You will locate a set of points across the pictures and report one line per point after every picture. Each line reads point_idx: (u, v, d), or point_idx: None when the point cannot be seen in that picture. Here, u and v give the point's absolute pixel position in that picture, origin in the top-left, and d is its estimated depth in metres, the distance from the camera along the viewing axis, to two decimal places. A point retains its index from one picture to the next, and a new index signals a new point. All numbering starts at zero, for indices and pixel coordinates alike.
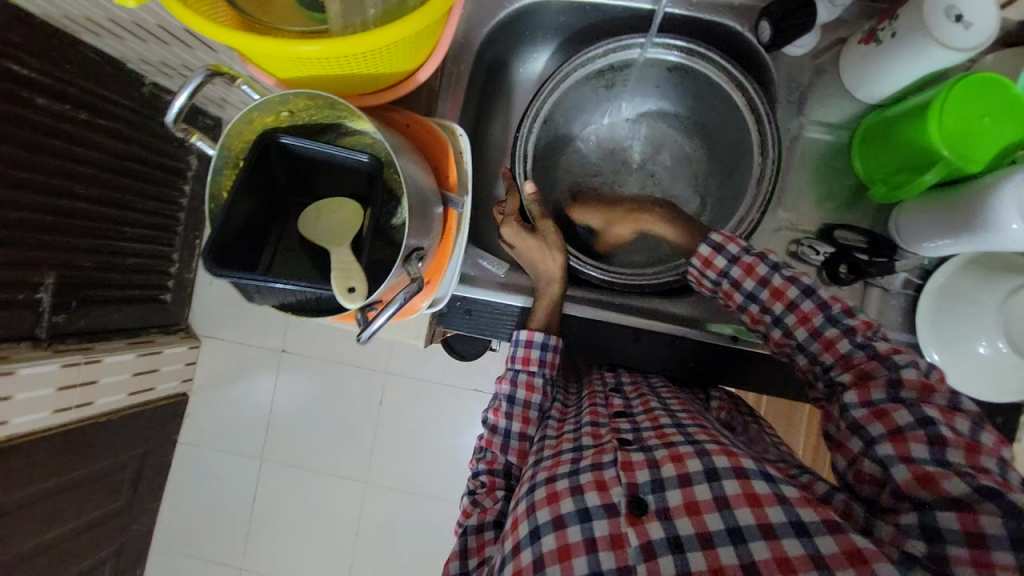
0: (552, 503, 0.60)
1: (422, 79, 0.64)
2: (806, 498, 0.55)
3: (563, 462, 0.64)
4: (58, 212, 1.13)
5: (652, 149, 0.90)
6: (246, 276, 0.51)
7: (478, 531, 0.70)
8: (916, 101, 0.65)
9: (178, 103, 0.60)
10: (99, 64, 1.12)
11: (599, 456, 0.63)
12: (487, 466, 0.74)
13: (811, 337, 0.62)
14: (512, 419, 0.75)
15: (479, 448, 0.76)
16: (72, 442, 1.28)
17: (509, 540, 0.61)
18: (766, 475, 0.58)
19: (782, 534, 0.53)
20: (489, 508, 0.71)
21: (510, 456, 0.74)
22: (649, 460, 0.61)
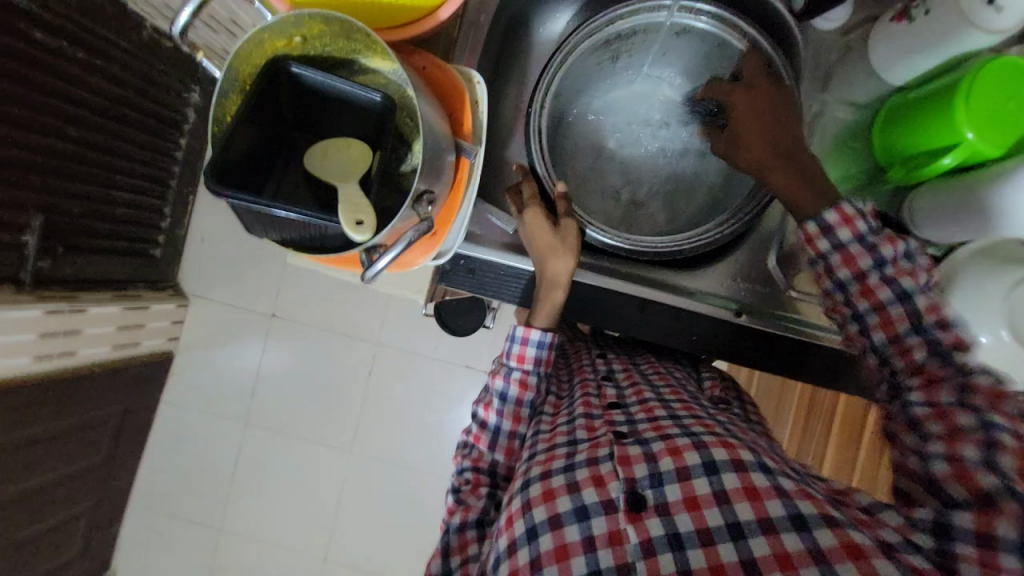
0: (548, 501, 0.60)
1: (444, 19, 0.62)
2: (804, 491, 0.55)
3: (557, 457, 0.64)
4: (46, 153, 1.08)
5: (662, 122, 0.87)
6: (244, 198, 0.49)
7: (461, 529, 0.72)
8: (943, 82, 0.64)
9: (184, 16, 0.56)
10: (99, 1, 1.07)
11: (594, 451, 0.63)
12: (472, 463, 0.75)
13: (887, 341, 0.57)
14: (503, 417, 0.74)
15: (466, 445, 0.77)
16: (53, 392, 1.25)
17: (503, 537, 0.61)
18: (765, 468, 0.57)
19: (781, 528, 0.53)
20: (472, 506, 0.72)
21: (496, 454, 0.75)
22: (647, 454, 0.60)
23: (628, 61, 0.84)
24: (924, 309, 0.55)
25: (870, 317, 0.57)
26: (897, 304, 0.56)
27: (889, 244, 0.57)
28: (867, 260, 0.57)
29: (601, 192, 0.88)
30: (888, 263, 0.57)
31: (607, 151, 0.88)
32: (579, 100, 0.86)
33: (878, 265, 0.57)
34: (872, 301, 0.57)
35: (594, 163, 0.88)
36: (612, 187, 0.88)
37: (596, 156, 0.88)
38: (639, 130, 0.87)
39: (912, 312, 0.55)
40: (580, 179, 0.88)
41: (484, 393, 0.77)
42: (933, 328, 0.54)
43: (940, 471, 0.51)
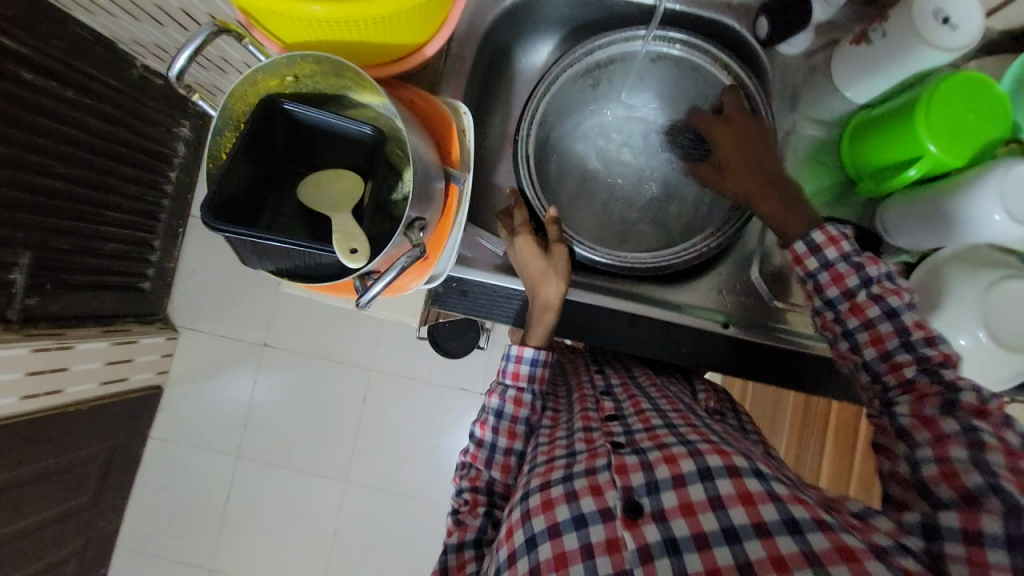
0: (547, 511, 0.60)
1: (429, 54, 0.65)
2: (797, 496, 0.56)
3: (556, 468, 0.64)
4: (35, 190, 1.09)
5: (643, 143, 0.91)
6: (237, 230, 0.50)
7: (458, 549, 0.72)
8: (903, 99, 0.68)
9: (180, 60, 0.58)
10: (89, 42, 1.10)
11: (592, 460, 0.63)
12: (470, 483, 0.74)
13: (878, 359, 0.60)
14: (499, 434, 0.75)
15: (464, 465, 0.77)
16: (38, 431, 1.22)
17: (504, 548, 0.62)
18: (758, 472, 0.58)
19: (775, 531, 0.53)
20: (469, 526, 0.73)
21: (494, 472, 0.74)
22: (643, 462, 0.61)
23: (609, 87, 0.88)
24: (848, 312, 0.61)
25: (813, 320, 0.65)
26: (827, 309, 0.63)
27: (811, 258, 0.63)
28: (799, 275, 0.65)
29: (591, 211, 0.91)
30: (818, 274, 0.63)
31: (592, 173, 0.92)
32: (564, 126, 0.90)
33: (810, 276, 0.64)
34: (862, 319, 0.61)
35: (581, 185, 0.91)
36: (600, 207, 0.91)
37: (582, 179, 0.92)
38: (622, 151, 0.91)
39: (838, 316, 0.62)
40: (570, 199, 0.91)
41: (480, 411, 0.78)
42: (858, 329, 0.61)
43: (927, 473, 0.53)
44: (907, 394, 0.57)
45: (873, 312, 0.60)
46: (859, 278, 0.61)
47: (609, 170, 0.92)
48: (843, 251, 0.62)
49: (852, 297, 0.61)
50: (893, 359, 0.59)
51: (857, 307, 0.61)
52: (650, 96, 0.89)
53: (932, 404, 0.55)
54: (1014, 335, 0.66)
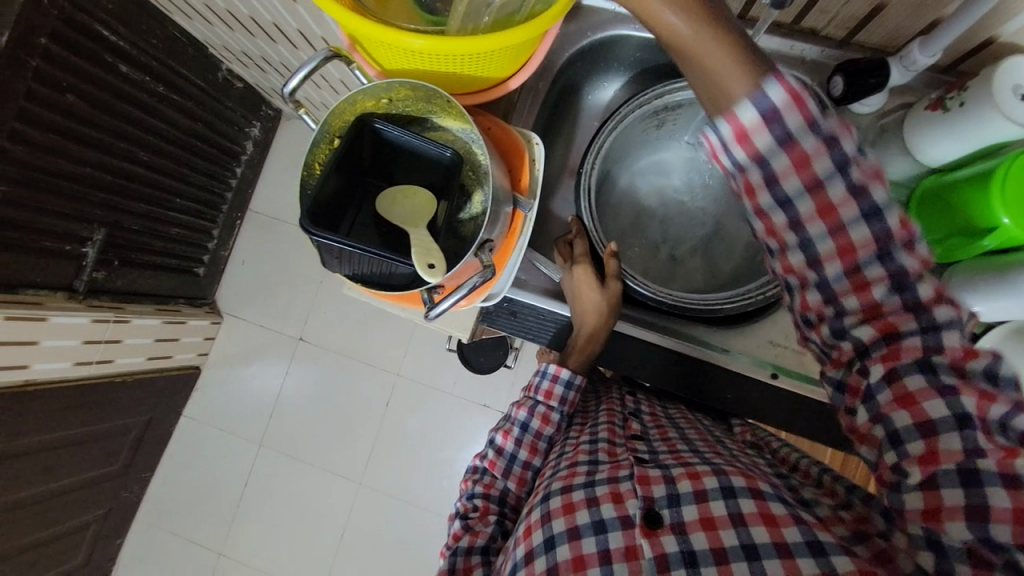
0: (568, 514, 0.60)
1: (511, 87, 0.69)
2: (820, 524, 0.55)
3: (578, 474, 0.65)
4: (119, 174, 1.19)
5: (702, 183, 0.93)
6: (330, 238, 0.54)
7: (467, 553, 0.70)
8: (979, 169, 0.67)
9: (294, 80, 0.65)
10: (183, 44, 1.20)
11: (615, 471, 0.64)
12: (483, 490, 0.74)
13: (845, 275, 0.48)
14: (520, 446, 0.76)
15: (479, 470, 0.77)
16: (84, 396, 1.30)
17: (522, 546, 0.61)
18: (782, 499, 0.57)
19: (797, 553, 0.52)
20: (480, 532, 0.71)
21: (509, 482, 0.75)
22: (666, 476, 0.61)
23: (673, 127, 0.89)
24: (813, 214, 0.47)
25: (756, 224, 0.51)
26: (779, 211, 0.48)
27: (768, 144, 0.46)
28: (745, 161, 0.47)
29: (645, 245, 0.93)
30: (772, 160, 0.46)
31: (648, 208, 0.94)
32: (625, 161, 0.93)
33: (760, 164, 0.47)
34: (832, 223, 0.47)
35: (637, 220, 0.93)
36: (653, 241, 0.93)
37: (638, 214, 0.94)
38: (678, 189, 0.94)
39: (798, 220, 0.48)
40: (624, 232, 0.93)
41: (503, 421, 0.79)
42: (822, 238, 0.48)
43: (911, 506, 0.48)
44: (885, 352, 0.49)
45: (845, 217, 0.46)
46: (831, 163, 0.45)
47: (664, 206, 0.94)
48: (806, 122, 0.45)
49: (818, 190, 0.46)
50: (861, 278, 0.48)
51: (829, 206, 0.46)
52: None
53: (908, 363, 0.48)
54: None
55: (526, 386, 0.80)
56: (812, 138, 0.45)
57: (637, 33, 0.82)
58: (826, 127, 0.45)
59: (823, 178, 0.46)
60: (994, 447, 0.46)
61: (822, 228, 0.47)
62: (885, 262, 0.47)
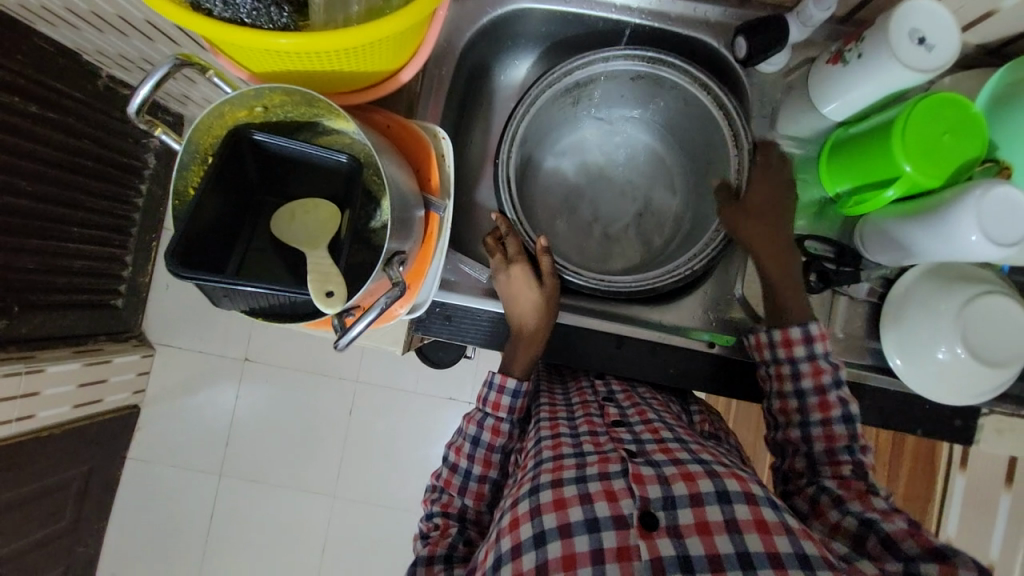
0: (559, 510, 0.58)
1: (404, 80, 0.64)
2: (806, 532, 0.56)
3: (566, 467, 0.63)
4: (2, 211, 1.04)
5: (626, 155, 0.91)
6: (211, 279, 0.48)
7: (428, 562, 0.68)
8: (882, 119, 0.68)
9: (139, 94, 0.56)
10: (52, 54, 1.04)
11: (605, 466, 0.62)
12: (442, 508, 0.72)
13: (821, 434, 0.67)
14: (474, 462, 0.74)
15: (435, 489, 0.75)
16: (10, 459, 1.17)
17: (507, 539, 0.59)
18: (772, 503, 0.57)
19: (789, 565, 0.52)
20: (440, 542, 0.69)
21: (466, 499, 0.73)
22: (660, 475, 0.60)
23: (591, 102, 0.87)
24: (816, 405, 0.68)
25: (774, 401, 0.72)
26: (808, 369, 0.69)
27: (801, 345, 0.69)
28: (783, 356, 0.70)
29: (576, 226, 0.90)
30: (800, 363, 0.69)
31: (578, 190, 0.91)
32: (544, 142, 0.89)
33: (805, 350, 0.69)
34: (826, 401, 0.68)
35: (567, 205, 0.91)
36: (587, 223, 0.91)
37: (568, 198, 0.91)
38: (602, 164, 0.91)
39: (806, 406, 0.69)
40: (552, 215, 0.89)
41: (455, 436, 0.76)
42: (817, 423, 0.68)
43: (891, 528, 0.58)
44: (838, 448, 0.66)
45: (836, 412, 0.67)
46: (833, 377, 0.68)
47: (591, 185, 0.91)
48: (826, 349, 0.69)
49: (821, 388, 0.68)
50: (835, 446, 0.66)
51: (825, 403, 0.68)
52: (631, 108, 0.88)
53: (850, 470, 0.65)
54: (995, 351, 0.66)
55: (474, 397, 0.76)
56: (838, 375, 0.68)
57: (539, 4, 0.77)
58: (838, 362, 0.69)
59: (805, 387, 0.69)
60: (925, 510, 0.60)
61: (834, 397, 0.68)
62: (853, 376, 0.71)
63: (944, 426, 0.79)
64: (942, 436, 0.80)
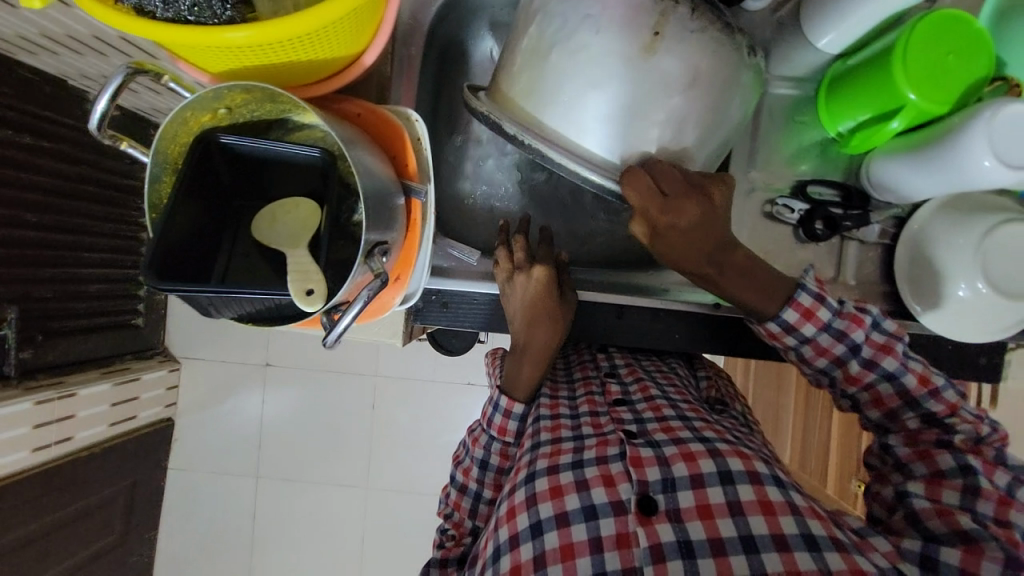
0: (556, 498, 0.58)
1: (369, 64, 0.62)
2: (814, 509, 0.55)
3: (563, 451, 0.62)
4: (11, 244, 1.05)
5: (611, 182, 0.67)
6: (189, 288, 0.48)
7: (441, 566, 0.71)
8: (880, 45, 0.63)
9: (99, 107, 0.55)
10: (37, 82, 1.03)
11: (603, 449, 0.61)
12: (454, 525, 0.73)
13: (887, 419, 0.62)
14: (484, 484, 0.73)
15: (446, 508, 0.75)
16: (57, 479, 1.22)
17: (505, 529, 0.59)
18: (777, 481, 0.57)
19: (794, 546, 0.51)
20: (452, 547, 0.72)
21: (477, 521, 0.73)
22: (660, 457, 0.58)
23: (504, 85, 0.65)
24: (845, 381, 0.62)
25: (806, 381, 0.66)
26: (820, 377, 0.64)
27: (788, 337, 0.62)
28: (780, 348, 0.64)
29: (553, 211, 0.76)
30: (801, 350, 0.62)
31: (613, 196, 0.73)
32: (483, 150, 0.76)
33: (793, 352, 0.63)
34: (862, 384, 0.61)
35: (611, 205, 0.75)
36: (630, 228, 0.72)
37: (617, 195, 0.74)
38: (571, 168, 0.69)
39: (835, 383, 0.63)
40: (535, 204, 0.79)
41: (462, 455, 0.76)
42: (859, 392, 0.62)
43: (921, 507, 0.56)
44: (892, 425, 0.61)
45: (870, 379, 0.61)
46: (847, 346, 0.61)
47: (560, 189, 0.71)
48: (820, 324, 0.61)
49: (844, 366, 0.61)
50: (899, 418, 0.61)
51: (852, 375, 0.61)
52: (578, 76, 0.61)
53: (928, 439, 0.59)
54: (1015, 283, 0.63)
55: (480, 415, 0.75)
56: (854, 361, 0.61)
57: None
58: (861, 353, 0.61)
59: (823, 371, 0.63)
60: (993, 491, 0.55)
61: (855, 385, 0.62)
62: (917, 407, 0.60)
63: (969, 365, 0.76)
64: (968, 376, 0.76)
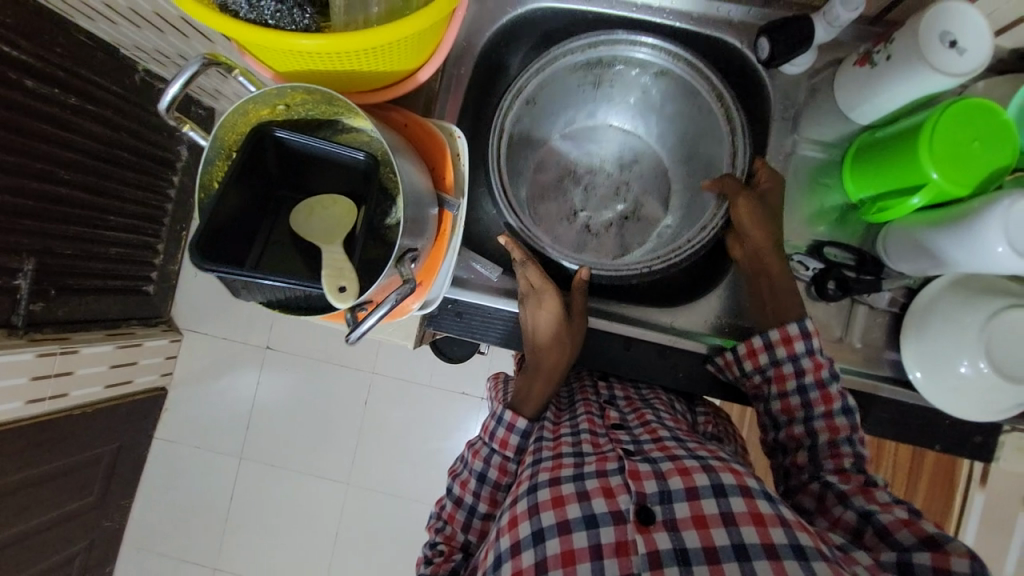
0: (558, 507, 0.59)
1: (422, 80, 0.65)
2: (802, 523, 0.55)
3: (565, 465, 0.64)
4: (43, 197, 1.09)
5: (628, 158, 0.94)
6: (232, 270, 0.50)
7: None
8: (909, 122, 0.66)
9: (169, 92, 0.58)
10: (91, 48, 1.08)
11: (603, 464, 0.63)
12: (445, 539, 0.72)
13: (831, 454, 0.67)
14: (479, 498, 0.73)
15: (439, 519, 0.74)
16: (45, 433, 1.23)
17: (506, 538, 0.59)
18: (768, 495, 0.57)
19: (783, 555, 0.52)
20: (442, 565, 0.69)
21: (469, 536, 0.72)
22: (656, 472, 0.60)
23: (642, 87, 0.86)
24: (819, 400, 0.68)
25: (775, 402, 0.71)
26: (797, 394, 0.69)
27: (800, 341, 0.69)
28: (782, 355, 0.70)
29: (559, 212, 0.92)
30: (801, 359, 0.69)
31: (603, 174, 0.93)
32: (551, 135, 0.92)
33: (791, 359, 0.70)
34: (828, 408, 0.68)
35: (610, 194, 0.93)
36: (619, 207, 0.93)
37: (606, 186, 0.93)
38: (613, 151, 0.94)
39: (808, 402, 0.69)
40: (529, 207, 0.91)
41: (461, 469, 0.77)
42: (820, 416, 0.68)
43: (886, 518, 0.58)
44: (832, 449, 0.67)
45: (837, 405, 0.67)
46: (832, 372, 0.68)
47: (586, 195, 0.93)
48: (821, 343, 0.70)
49: (824, 387, 0.68)
50: (837, 449, 0.66)
51: (828, 395, 0.68)
52: (675, 107, 0.86)
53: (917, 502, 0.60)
54: (1020, 366, 0.64)
55: (481, 428, 0.77)
56: (836, 383, 0.68)
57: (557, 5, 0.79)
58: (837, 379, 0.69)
59: (806, 387, 0.69)
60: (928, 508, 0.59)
61: (824, 408, 0.68)
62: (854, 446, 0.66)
63: (962, 443, 0.77)
64: (962, 452, 0.77)
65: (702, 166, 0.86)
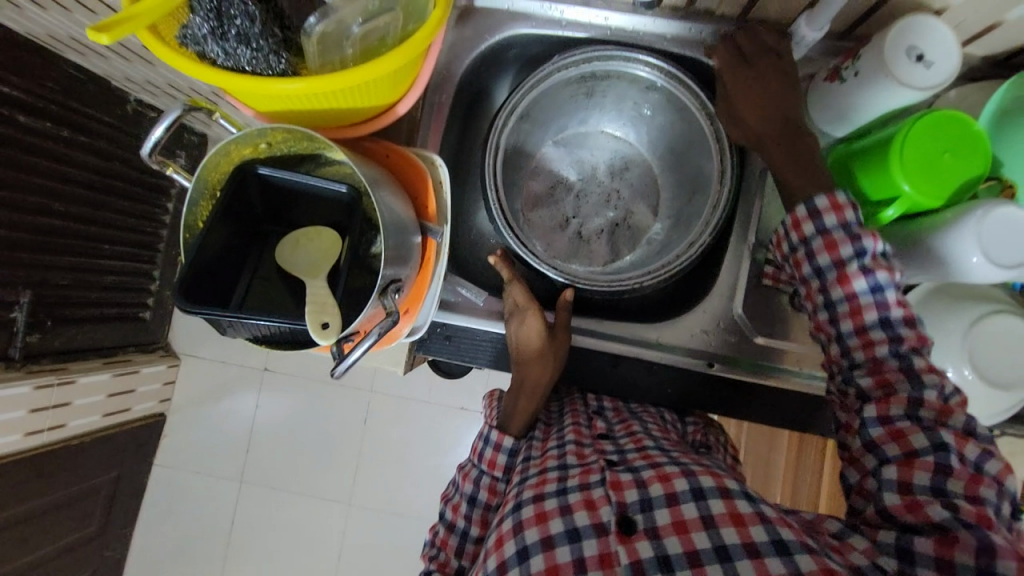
0: (541, 523, 0.59)
1: (401, 112, 0.67)
2: (784, 518, 0.55)
3: (548, 481, 0.64)
4: (38, 230, 1.10)
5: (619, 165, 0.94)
6: (218, 313, 0.51)
7: None
8: (882, 134, 0.67)
9: (155, 134, 0.59)
10: (83, 82, 1.11)
11: (585, 476, 0.63)
12: (439, 567, 0.70)
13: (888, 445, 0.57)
14: (471, 521, 0.73)
15: (432, 546, 0.73)
16: (45, 464, 1.24)
17: (493, 559, 0.59)
18: (748, 495, 0.57)
19: (765, 551, 0.52)
20: None
21: (463, 561, 0.71)
22: (637, 480, 0.61)
23: (633, 99, 0.86)
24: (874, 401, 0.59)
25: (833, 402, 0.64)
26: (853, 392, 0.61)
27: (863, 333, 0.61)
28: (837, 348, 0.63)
29: (551, 222, 0.93)
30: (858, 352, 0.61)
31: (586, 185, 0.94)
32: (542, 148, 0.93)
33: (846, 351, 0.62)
34: (885, 410, 0.58)
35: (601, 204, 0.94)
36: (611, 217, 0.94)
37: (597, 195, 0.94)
38: (603, 160, 0.94)
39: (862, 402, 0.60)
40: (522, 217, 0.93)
41: (453, 492, 0.77)
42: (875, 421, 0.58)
43: (892, 502, 0.55)
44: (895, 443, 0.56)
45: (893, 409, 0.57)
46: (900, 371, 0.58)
47: (578, 203, 0.94)
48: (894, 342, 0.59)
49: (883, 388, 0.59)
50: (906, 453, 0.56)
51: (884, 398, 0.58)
52: (665, 118, 0.86)
53: None
54: (1001, 373, 0.65)
55: (471, 451, 0.78)
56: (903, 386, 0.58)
57: (535, 30, 0.81)
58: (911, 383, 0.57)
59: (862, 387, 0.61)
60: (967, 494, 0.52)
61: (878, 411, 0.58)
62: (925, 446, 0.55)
63: None
64: None
65: (689, 177, 0.88)
